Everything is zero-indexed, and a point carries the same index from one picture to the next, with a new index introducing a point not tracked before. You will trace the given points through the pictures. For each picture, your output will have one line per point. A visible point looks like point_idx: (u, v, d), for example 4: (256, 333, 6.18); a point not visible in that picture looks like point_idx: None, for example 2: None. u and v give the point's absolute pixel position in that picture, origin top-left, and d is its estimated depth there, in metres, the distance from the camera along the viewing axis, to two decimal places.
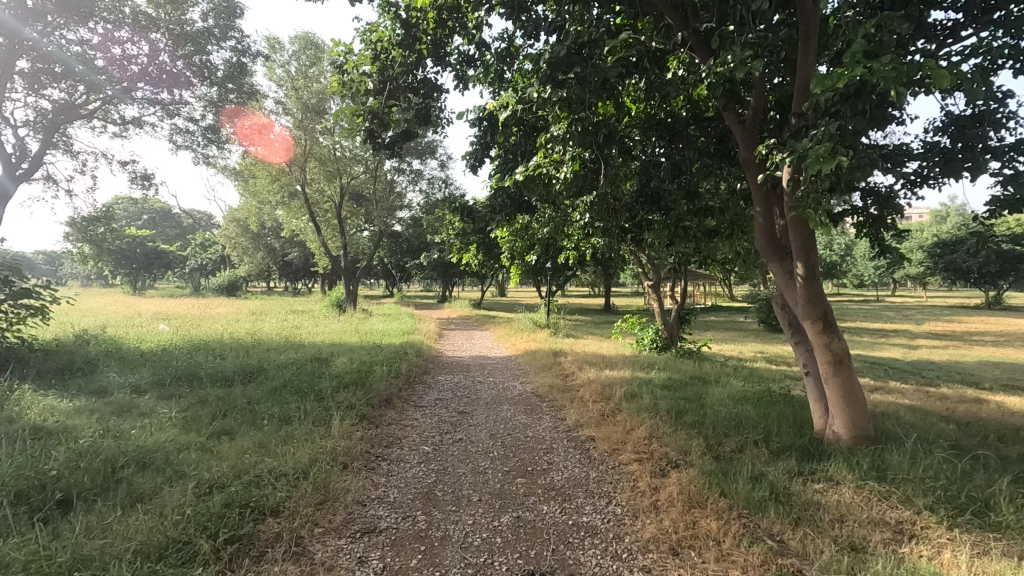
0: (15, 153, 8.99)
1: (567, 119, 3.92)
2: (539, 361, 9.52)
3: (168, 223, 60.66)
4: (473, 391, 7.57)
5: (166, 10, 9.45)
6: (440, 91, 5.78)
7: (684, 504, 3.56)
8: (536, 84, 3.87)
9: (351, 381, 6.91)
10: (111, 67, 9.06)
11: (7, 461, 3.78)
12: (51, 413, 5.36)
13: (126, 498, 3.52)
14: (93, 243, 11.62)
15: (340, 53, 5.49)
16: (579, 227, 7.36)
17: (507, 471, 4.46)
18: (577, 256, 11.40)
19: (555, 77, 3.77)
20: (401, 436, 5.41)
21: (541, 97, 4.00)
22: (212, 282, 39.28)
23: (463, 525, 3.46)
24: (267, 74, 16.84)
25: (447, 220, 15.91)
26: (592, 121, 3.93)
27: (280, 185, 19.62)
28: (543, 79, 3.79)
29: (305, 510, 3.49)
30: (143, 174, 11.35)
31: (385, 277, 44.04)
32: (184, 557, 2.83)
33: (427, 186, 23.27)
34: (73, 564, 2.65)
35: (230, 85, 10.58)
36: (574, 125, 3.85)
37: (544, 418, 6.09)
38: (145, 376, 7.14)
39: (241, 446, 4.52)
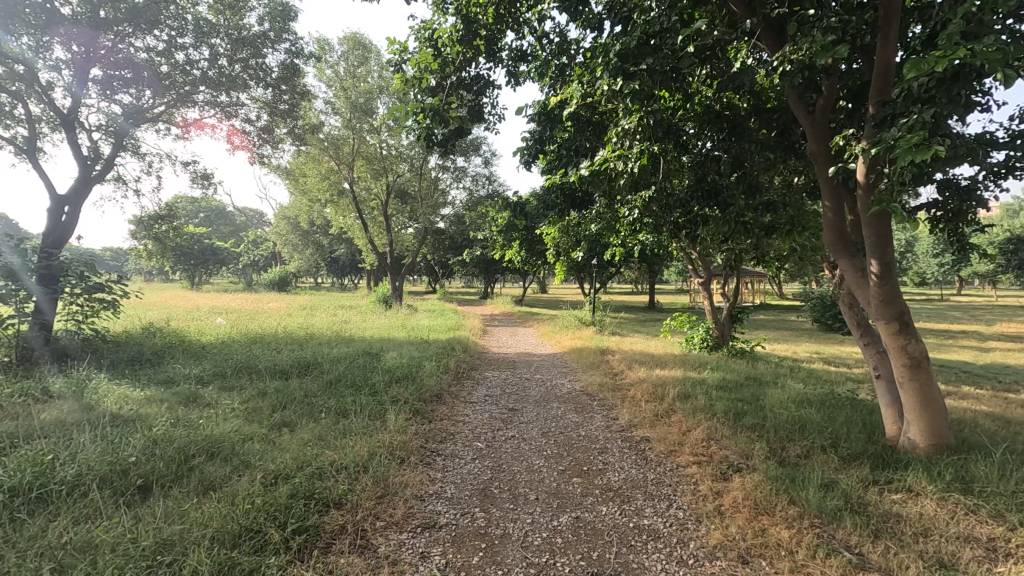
0: (90, 156, 9.53)
1: (638, 112, 3.84)
2: (587, 358, 9.41)
3: (223, 221, 63.42)
4: (521, 388, 7.56)
5: (225, 16, 9.86)
6: (493, 87, 5.76)
7: (752, 510, 3.42)
8: (605, 77, 3.78)
9: (402, 376, 7.02)
10: (175, 73, 9.48)
11: (91, 447, 3.99)
12: (125, 401, 5.68)
13: (199, 485, 3.66)
14: (158, 240, 12.25)
15: (395, 53, 5.54)
16: (628, 223, 7.23)
17: (563, 470, 4.41)
18: (624, 252, 11.22)
19: (624, 69, 3.66)
20: (453, 432, 5.45)
21: (609, 89, 3.93)
22: (264, 278, 40.83)
23: (522, 524, 3.44)
24: (318, 75, 17.28)
25: (490, 216, 15.85)
26: (659, 114, 3.83)
27: (329, 183, 20.19)
28: (612, 71, 3.70)
29: (366, 504, 3.55)
30: (203, 174, 11.85)
31: (429, 274, 44.67)
32: (256, 546, 2.92)
33: (470, 183, 23.42)
34: (156, 548, 2.77)
35: (284, 86, 10.90)
36: (645, 117, 3.76)
37: (595, 417, 6.02)
38: (208, 368, 7.45)
39: (301, 438, 4.64)
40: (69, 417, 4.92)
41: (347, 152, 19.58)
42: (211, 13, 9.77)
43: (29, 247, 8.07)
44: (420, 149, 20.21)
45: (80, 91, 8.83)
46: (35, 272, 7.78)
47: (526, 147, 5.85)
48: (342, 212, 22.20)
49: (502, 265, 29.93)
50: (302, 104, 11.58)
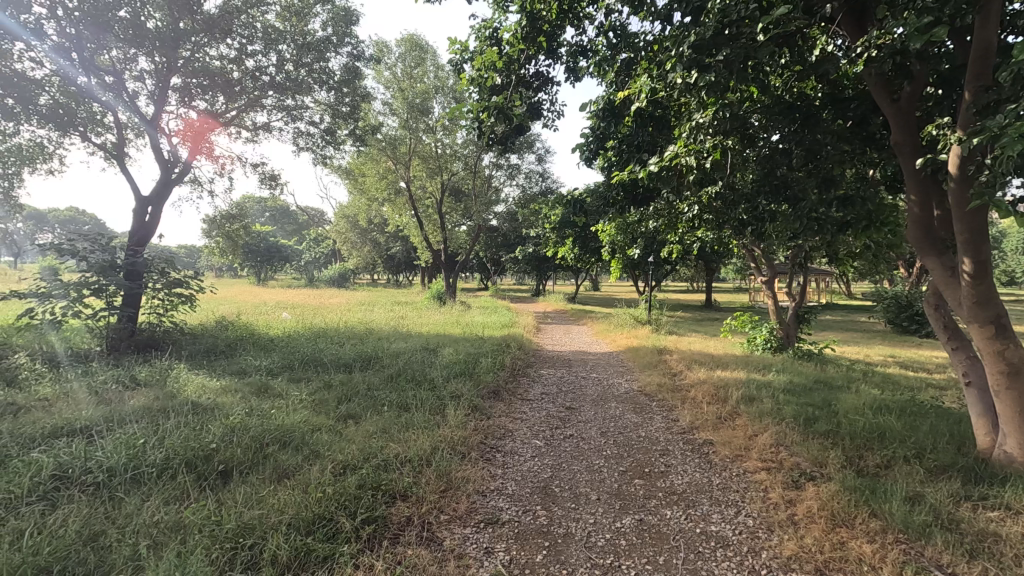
0: (170, 160, 10.17)
1: (713, 106, 3.72)
2: (643, 358, 9.22)
3: (287, 220, 66.44)
4: (578, 387, 7.50)
5: (292, 23, 10.31)
6: (553, 84, 5.72)
7: (829, 521, 3.26)
8: (678, 70, 3.67)
9: (460, 372, 7.11)
10: (245, 79, 9.96)
11: (177, 433, 4.27)
12: (203, 390, 6.04)
13: (273, 473, 3.83)
14: (229, 237, 12.94)
15: (456, 52, 5.59)
16: (689, 220, 7.03)
17: (623, 471, 4.34)
18: (682, 248, 10.93)
19: (699, 61, 3.53)
20: (512, 429, 5.48)
21: (681, 82, 3.81)
22: (324, 275, 42.44)
23: (584, 524, 3.41)
24: (377, 77, 17.78)
25: (543, 213, 15.79)
26: (736, 107, 3.69)
27: (387, 183, 20.76)
28: (686, 64, 3.57)
29: (430, 497, 3.62)
30: (271, 175, 12.42)
31: (482, 271, 45.11)
32: (329, 533, 3.03)
33: (523, 181, 23.51)
34: (238, 531, 2.92)
35: (345, 89, 11.24)
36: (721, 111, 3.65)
37: (655, 418, 5.90)
38: (277, 360, 7.82)
39: (366, 430, 4.79)
40: (155, 404, 5.27)
41: (404, 151, 20.03)
42: (278, 20, 10.23)
43: (118, 245, 8.73)
44: (475, 147, 20.39)
45: (162, 98, 9.44)
46: (123, 268, 8.38)
47: (585, 143, 5.81)
48: (399, 211, 22.78)
49: (555, 262, 29.80)
50: (363, 106, 11.92)
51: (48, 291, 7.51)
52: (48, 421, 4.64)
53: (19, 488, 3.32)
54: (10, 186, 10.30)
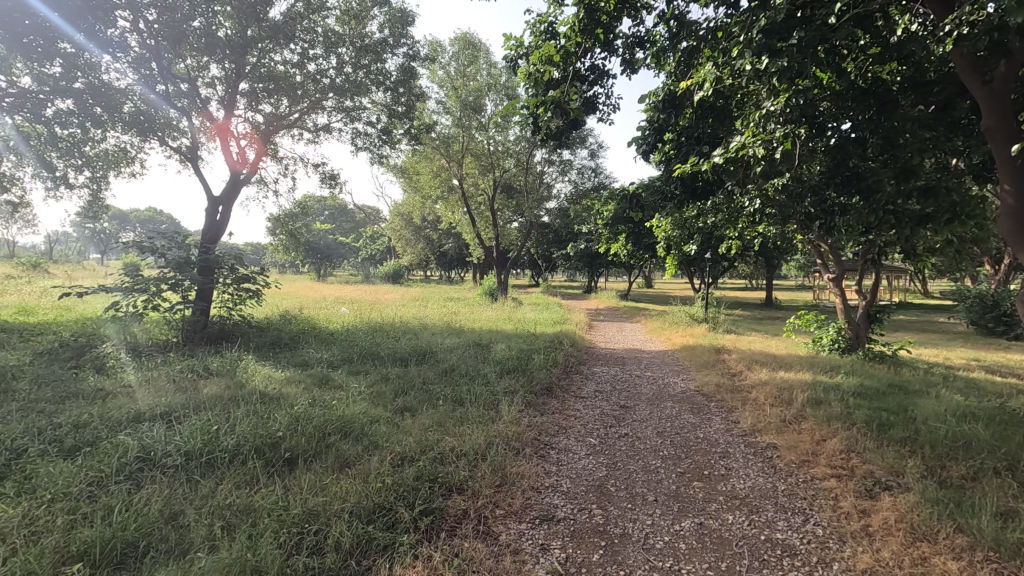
0: (239, 162, 10.71)
1: (784, 93, 3.54)
2: (700, 357, 8.97)
3: (344, 218, 68.79)
4: (632, 385, 7.37)
5: (350, 26, 10.64)
6: (609, 77, 5.63)
7: (908, 535, 3.05)
8: (748, 57, 3.51)
9: (513, 368, 7.14)
10: (307, 82, 10.35)
11: (246, 420, 4.50)
12: (270, 380, 6.34)
13: (335, 462, 3.97)
14: (292, 235, 13.51)
15: (512, 49, 5.58)
16: (751, 215, 6.76)
17: (682, 473, 4.23)
18: (742, 244, 10.52)
19: (771, 46, 3.36)
20: (565, 426, 5.45)
21: (751, 70, 3.64)
22: (380, 271, 43.64)
23: (641, 525, 3.35)
24: (431, 77, 18.07)
25: (595, 209, 15.61)
26: (810, 95, 3.49)
27: (440, 180, 21.10)
28: (756, 50, 3.41)
29: (486, 491, 3.64)
30: (331, 175, 12.87)
31: (533, 267, 45.13)
32: (389, 523, 3.11)
33: (576, 176, 23.34)
34: (304, 516, 3.04)
35: (401, 89, 11.46)
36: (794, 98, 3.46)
37: (713, 419, 5.71)
38: (337, 353, 8.10)
39: (423, 423, 4.88)
40: (226, 393, 5.58)
41: (457, 149, 20.28)
42: (338, 24, 10.57)
43: (192, 243, 9.26)
44: (527, 143, 20.38)
45: (231, 103, 9.93)
46: (197, 264, 8.90)
47: (642, 137, 5.69)
48: (452, 208, 23.11)
49: (607, 258, 29.39)
50: (418, 105, 12.14)
51: (131, 286, 8.08)
52: (132, 406, 5.00)
53: (108, 467, 3.59)
54: (98, 189, 11.15)
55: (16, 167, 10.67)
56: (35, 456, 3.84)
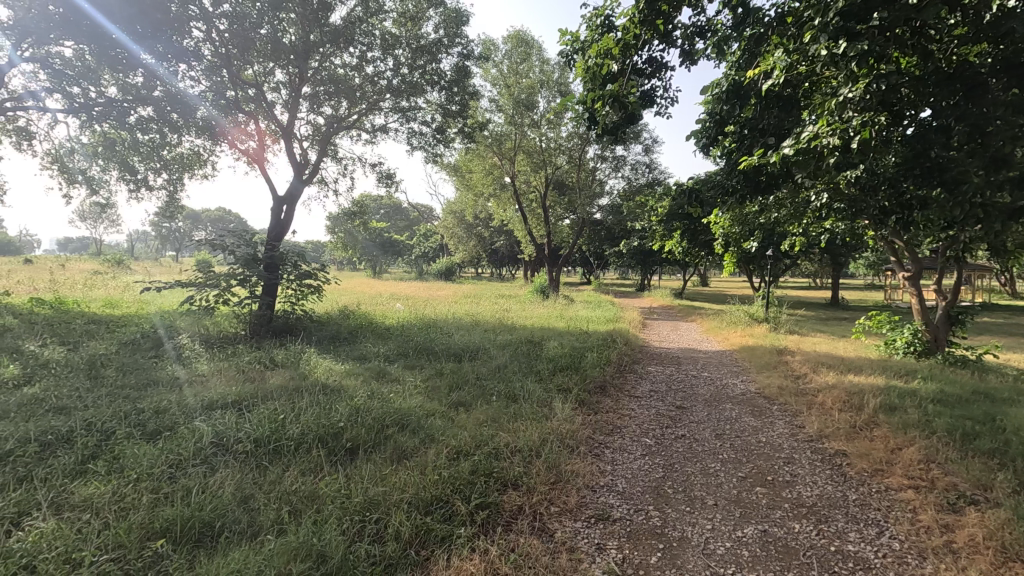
0: (302, 163, 11.17)
1: (863, 77, 3.35)
2: (761, 358, 8.62)
3: (400, 216, 70.53)
4: (689, 386, 7.18)
5: (407, 28, 10.88)
6: (667, 69, 5.48)
7: (998, 554, 2.83)
8: (824, 41, 3.35)
9: (566, 366, 7.11)
10: (366, 84, 10.66)
11: (310, 411, 4.68)
12: (330, 372, 6.58)
13: (393, 453, 4.07)
14: (350, 233, 13.96)
15: (567, 44, 5.51)
16: (818, 210, 6.44)
17: (743, 477, 4.08)
18: (807, 241, 10.04)
19: (849, 29, 3.21)
20: (620, 425, 5.37)
21: (826, 55, 3.47)
22: (433, 268, 44.45)
23: (701, 529, 3.26)
24: (483, 75, 18.21)
25: (650, 205, 15.31)
26: (892, 79, 3.28)
27: (493, 178, 21.25)
28: (832, 34, 3.25)
29: (541, 488, 3.64)
30: (388, 174, 13.21)
31: (585, 265, 44.80)
32: (446, 515, 3.17)
33: (629, 172, 22.95)
34: (365, 504, 3.14)
35: (456, 88, 11.61)
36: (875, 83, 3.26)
37: (776, 423, 5.48)
38: (393, 348, 8.30)
39: (477, 418, 4.94)
40: (292, 383, 5.83)
41: (509, 146, 20.37)
42: (395, 26, 10.81)
43: (259, 241, 9.72)
44: (579, 140, 20.24)
45: (294, 106, 10.35)
46: (264, 261, 9.34)
47: (703, 130, 5.53)
48: (504, 205, 23.25)
49: (660, 256, 28.76)
50: (472, 103, 12.26)
51: (205, 281, 8.60)
52: (207, 394, 5.31)
53: (186, 452, 3.81)
54: (174, 190, 11.89)
55: (104, 171, 11.54)
56: (121, 438, 4.13)
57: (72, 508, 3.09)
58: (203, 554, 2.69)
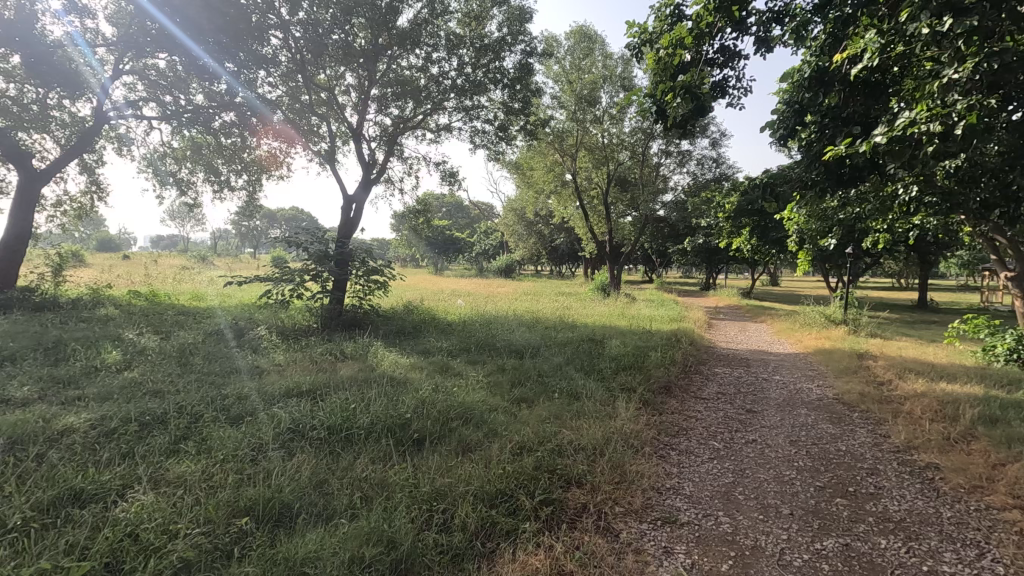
0: (370, 163, 11.57)
1: (969, 57, 3.09)
2: (840, 362, 8.12)
3: (461, 214, 71.74)
4: (760, 389, 6.86)
5: (471, 28, 11.02)
6: (741, 58, 5.26)
7: None
8: (926, 18, 3.10)
9: (629, 365, 6.99)
10: (431, 85, 10.88)
11: (378, 401, 4.85)
12: (396, 365, 6.79)
13: (458, 446, 4.15)
14: (414, 230, 14.32)
15: (635, 36, 5.38)
16: (906, 205, 5.99)
17: (821, 487, 3.85)
18: (892, 238, 9.35)
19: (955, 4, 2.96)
20: (686, 427, 5.21)
21: (926, 34, 3.21)
22: (493, 265, 44.86)
23: (776, 538, 3.11)
24: (545, 72, 18.18)
25: (717, 201, 14.77)
26: (1002, 57, 3.00)
27: (554, 175, 21.17)
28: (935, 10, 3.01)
29: (605, 487, 3.60)
30: (451, 173, 13.45)
31: (647, 263, 43.83)
32: (511, 509, 3.20)
33: (695, 167, 22.24)
34: (432, 494, 3.21)
35: (518, 86, 11.63)
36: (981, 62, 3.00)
37: (858, 431, 5.14)
38: (455, 343, 8.45)
39: (539, 414, 4.95)
40: (361, 375, 6.06)
41: (571, 143, 20.22)
42: (459, 27, 10.98)
43: (330, 238, 10.15)
44: (643, 135, 19.77)
45: (363, 108, 10.73)
46: (334, 257, 9.75)
47: (778, 122, 5.29)
48: (565, 202, 23.11)
49: (728, 253, 27.63)
50: (534, 101, 12.24)
51: (281, 276, 9.08)
52: (284, 382, 5.61)
53: (266, 436, 4.04)
54: (254, 190, 12.63)
55: (191, 173, 12.42)
56: (208, 421, 4.44)
57: (167, 484, 3.34)
58: (283, 533, 2.85)
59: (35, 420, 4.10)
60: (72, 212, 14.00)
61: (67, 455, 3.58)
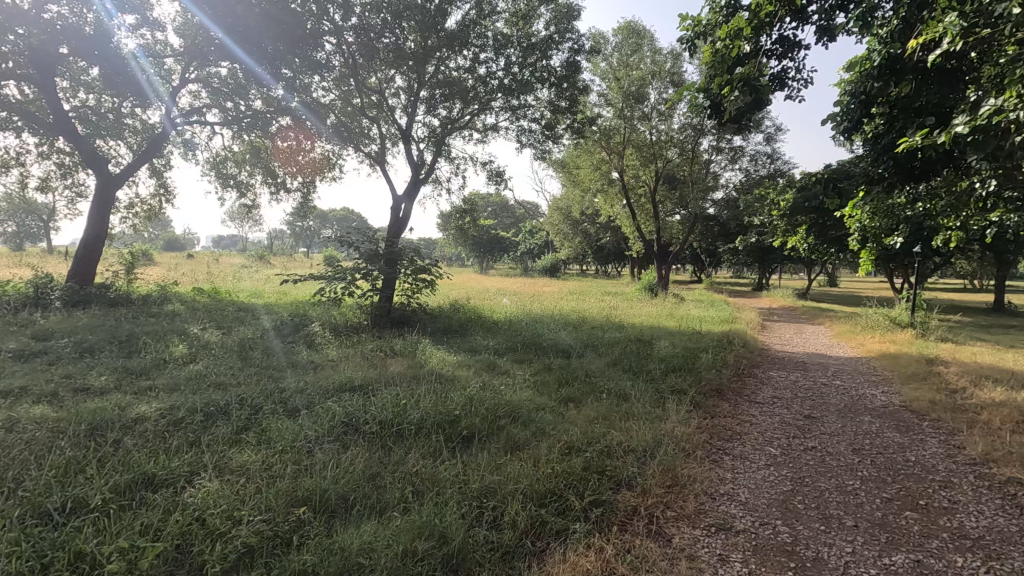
0: (418, 164, 11.78)
1: None
2: (906, 368, 7.66)
3: (507, 213, 72.06)
4: (818, 394, 6.56)
5: (519, 27, 11.03)
6: (801, 48, 5.06)
7: None
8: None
9: (679, 367, 6.82)
10: (478, 86, 10.96)
11: (428, 398, 4.92)
12: (444, 362, 6.88)
13: (506, 444, 4.16)
14: (461, 229, 14.47)
15: (689, 29, 5.25)
16: (983, 201, 5.58)
17: (889, 499, 3.65)
18: (966, 236, 8.73)
19: None
20: (740, 431, 5.04)
21: (1014, 15, 2.98)
22: (538, 264, 44.78)
23: (839, 551, 2.96)
24: (592, 70, 17.98)
25: (771, 198, 14.25)
26: None
27: (600, 173, 20.91)
28: None
29: (656, 490, 3.52)
30: (498, 172, 13.51)
31: (696, 262, 42.74)
32: (560, 509, 3.18)
33: (748, 164, 21.50)
34: (482, 491, 3.23)
35: (565, 84, 11.54)
36: None
37: (928, 441, 4.84)
38: (502, 342, 8.49)
39: (587, 414, 4.90)
40: (410, 371, 6.18)
41: (618, 141, 19.94)
42: (507, 27, 11.02)
43: (380, 238, 10.40)
44: (693, 131, 19.29)
45: (413, 110, 10.93)
46: (384, 256, 9.97)
47: (843, 114, 5.05)
48: (612, 201, 22.80)
49: (783, 253, 26.59)
50: (581, 98, 12.12)
51: (334, 274, 9.37)
52: (337, 377, 5.78)
53: (322, 429, 4.18)
54: (308, 191, 13.08)
55: (250, 175, 12.98)
56: (268, 413, 4.63)
57: (231, 472, 3.50)
58: (339, 523, 2.93)
59: (112, 408, 4.38)
60: (143, 213, 14.89)
61: (141, 441, 3.81)
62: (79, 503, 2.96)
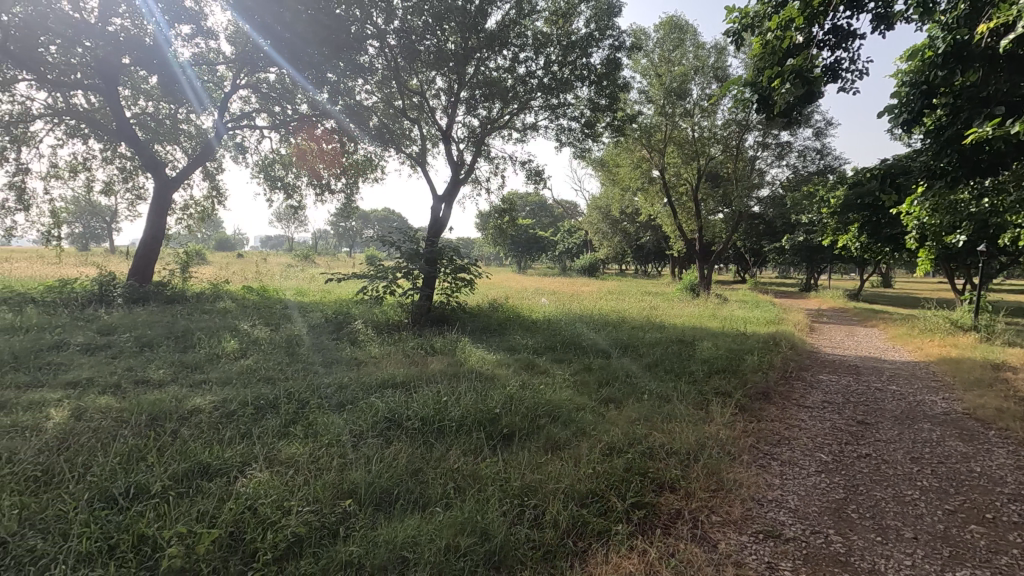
0: (458, 164, 11.89)
1: None
2: (969, 373, 7.24)
3: (545, 213, 71.85)
4: (873, 400, 6.27)
5: (559, 25, 10.99)
6: (855, 38, 4.89)
7: None
8: None
9: (723, 369, 6.65)
10: (517, 85, 10.97)
11: (468, 396, 4.96)
12: (483, 361, 6.91)
13: (546, 443, 4.15)
14: (500, 229, 14.50)
15: (735, 22, 5.16)
16: None
17: (952, 511, 3.45)
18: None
19: None
20: (788, 436, 4.88)
21: None
22: (576, 264, 44.43)
23: (897, 563, 2.82)
24: (632, 66, 17.70)
25: (821, 195, 13.71)
26: None
27: (641, 172, 20.56)
28: None
29: (700, 494, 3.45)
30: (536, 171, 13.49)
31: (739, 262, 41.52)
32: (602, 510, 3.14)
33: (796, 160, 20.75)
34: (523, 489, 3.24)
35: (605, 82, 11.41)
36: None
37: (994, 451, 4.55)
38: (540, 341, 8.46)
39: (629, 416, 4.83)
40: (450, 369, 6.24)
41: (659, 138, 19.58)
42: (547, 25, 11.01)
43: (421, 237, 10.55)
44: (737, 126, 18.76)
45: (453, 110, 11.03)
46: (424, 255, 10.11)
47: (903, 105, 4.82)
48: (652, 199, 22.39)
49: (832, 252, 25.54)
50: (622, 96, 11.96)
51: (376, 273, 9.56)
52: (379, 374, 5.89)
53: (366, 424, 4.28)
54: (351, 192, 13.37)
55: (297, 177, 13.38)
56: (314, 407, 4.76)
57: (280, 463, 3.62)
58: (383, 517, 2.98)
59: (170, 400, 4.60)
60: (197, 214, 15.55)
61: (197, 432, 3.98)
62: (141, 489, 3.11)
